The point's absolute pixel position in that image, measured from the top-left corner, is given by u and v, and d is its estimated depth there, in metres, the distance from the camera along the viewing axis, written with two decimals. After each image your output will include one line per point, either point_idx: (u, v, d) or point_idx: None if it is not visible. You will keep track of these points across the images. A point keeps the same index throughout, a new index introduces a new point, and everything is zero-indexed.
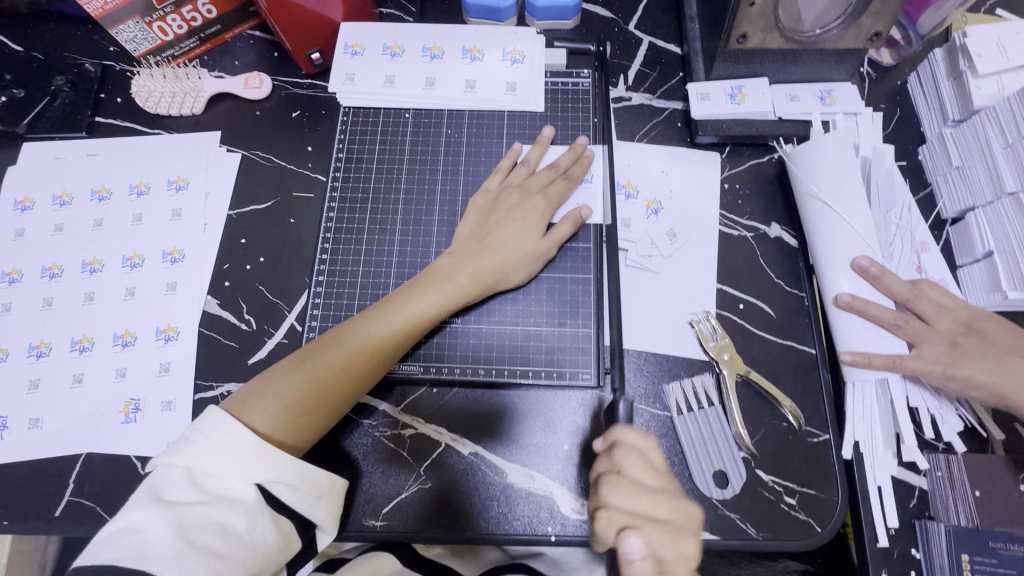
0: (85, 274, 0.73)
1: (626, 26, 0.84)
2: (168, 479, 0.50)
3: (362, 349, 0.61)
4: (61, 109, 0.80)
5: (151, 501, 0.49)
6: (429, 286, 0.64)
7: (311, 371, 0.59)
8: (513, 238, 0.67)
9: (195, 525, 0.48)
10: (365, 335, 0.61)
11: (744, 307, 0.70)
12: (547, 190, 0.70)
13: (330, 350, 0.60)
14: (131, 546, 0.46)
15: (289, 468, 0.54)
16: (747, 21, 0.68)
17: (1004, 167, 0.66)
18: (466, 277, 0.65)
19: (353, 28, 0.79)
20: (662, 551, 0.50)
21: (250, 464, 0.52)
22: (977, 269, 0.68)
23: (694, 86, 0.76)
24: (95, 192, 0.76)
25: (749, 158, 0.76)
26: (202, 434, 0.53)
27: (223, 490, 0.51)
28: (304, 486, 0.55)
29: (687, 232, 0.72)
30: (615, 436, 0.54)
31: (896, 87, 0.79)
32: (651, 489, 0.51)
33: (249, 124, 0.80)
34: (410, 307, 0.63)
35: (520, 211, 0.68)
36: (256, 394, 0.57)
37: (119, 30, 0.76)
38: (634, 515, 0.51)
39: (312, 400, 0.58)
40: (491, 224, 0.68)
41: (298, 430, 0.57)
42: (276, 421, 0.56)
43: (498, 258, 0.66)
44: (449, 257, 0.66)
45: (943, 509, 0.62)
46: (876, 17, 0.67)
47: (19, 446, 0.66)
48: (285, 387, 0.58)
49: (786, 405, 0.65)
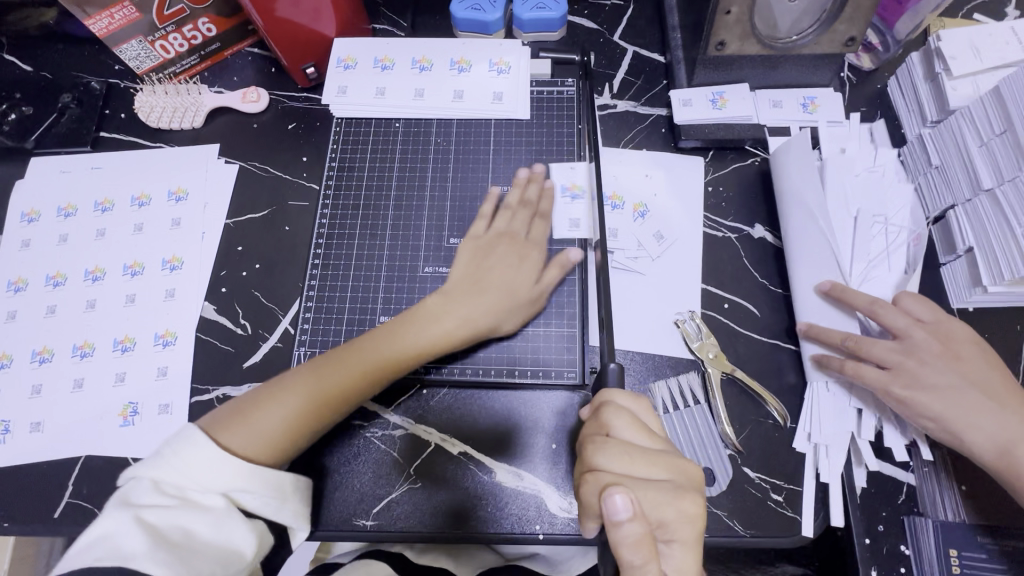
0: (88, 282, 0.75)
1: (610, 37, 0.87)
2: (137, 486, 0.51)
3: (350, 377, 0.62)
4: (67, 125, 0.83)
5: (122, 504, 0.50)
6: (416, 325, 0.65)
7: (293, 398, 0.60)
8: (501, 284, 0.67)
9: (165, 529, 0.49)
10: (348, 367, 0.62)
11: (728, 306, 0.71)
12: (533, 233, 0.71)
13: (312, 381, 0.61)
14: (104, 550, 0.47)
15: (253, 474, 0.54)
16: (724, 29, 0.70)
17: (979, 166, 0.66)
18: (453, 321, 0.65)
19: (346, 42, 0.81)
20: (658, 508, 0.45)
21: (217, 473, 0.53)
22: (958, 265, 0.69)
23: (677, 92, 0.78)
24: (99, 204, 0.79)
25: (732, 161, 0.78)
26: (172, 448, 0.54)
27: (190, 497, 0.51)
28: (268, 489, 0.55)
29: (674, 234, 0.74)
30: (604, 399, 0.53)
31: (876, 91, 0.81)
32: (643, 449, 0.48)
33: (247, 136, 0.83)
34: (404, 342, 0.64)
35: (513, 259, 0.69)
36: (241, 412, 0.59)
37: (123, 49, 0.80)
38: (624, 475, 0.47)
39: (287, 427, 0.59)
40: (492, 258, 0.69)
41: (273, 454, 0.58)
42: (255, 442, 0.57)
43: (491, 298, 0.66)
44: (439, 298, 0.67)
45: (930, 504, 0.62)
46: (850, 23, 0.69)
47: (19, 449, 0.68)
48: (270, 409, 0.59)
49: (771, 403, 0.65)
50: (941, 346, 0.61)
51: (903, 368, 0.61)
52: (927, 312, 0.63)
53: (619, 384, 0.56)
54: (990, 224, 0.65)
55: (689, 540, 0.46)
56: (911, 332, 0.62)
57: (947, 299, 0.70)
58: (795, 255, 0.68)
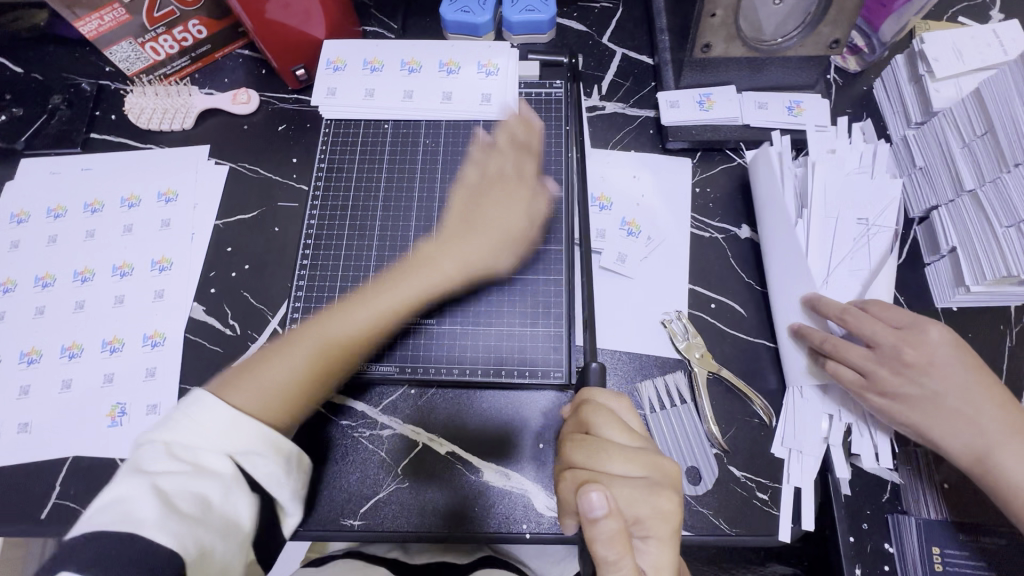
0: (77, 283, 0.75)
1: (599, 39, 0.87)
2: (148, 451, 0.47)
3: (355, 321, 0.62)
4: (58, 127, 0.83)
5: (132, 471, 0.46)
6: (407, 279, 0.65)
7: (301, 354, 0.58)
8: (495, 224, 0.68)
9: (177, 496, 0.45)
10: (346, 319, 0.62)
11: (715, 306, 0.71)
12: (524, 176, 0.71)
13: (320, 335, 0.60)
14: (114, 515, 0.42)
15: (263, 435, 0.50)
16: (710, 31, 0.70)
17: (962, 166, 0.66)
18: (450, 265, 0.66)
19: (335, 45, 0.81)
20: (633, 506, 0.45)
21: (232, 436, 0.49)
22: (941, 265, 0.70)
23: (664, 94, 0.79)
24: (89, 205, 0.79)
25: (719, 162, 0.78)
26: (183, 411, 0.50)
27: (200, 461, 0.47)
28: (282, 460, 0.51)
29: (661, 235, 0.74)
30: (583, 398, 0.54)
31: (862, 93, 0.82)
32: (620, 447, 0.48)
33: (237, 137, 0.83)
34: (404, 281, 0.65)
35: (502, 197, 0.70)
36: (243, 371, 0.55)
37: (113, 51, 0.80)
38: (602, 474, 0.47)
39: (294, 380, 0.56)
40: (482, 202, 0.70)
41: (278, 410, 0.54)
42: (260, 397, 0.53)
43: (487, 241, 0.68)
44: (434, 245, 0.68)
45: (914, 502, 0.62)
46: (834, 25, 0.70)
47: (8, 449, 0.68)
48: (276, 364, 0.57)
49: (756, 401, 0.66)
50: (911, 354, 0.59)
51: (873, 374, 0.59)
52: (901, 319, 0.61)
53: (600, 383, 0.56)
54: (972, 224, 0.65)
55: (665, 537, 0.46)
56: (880, 338, 0.60)
57: (931, 299, 0.71)
58: (779, 254, 0.68)
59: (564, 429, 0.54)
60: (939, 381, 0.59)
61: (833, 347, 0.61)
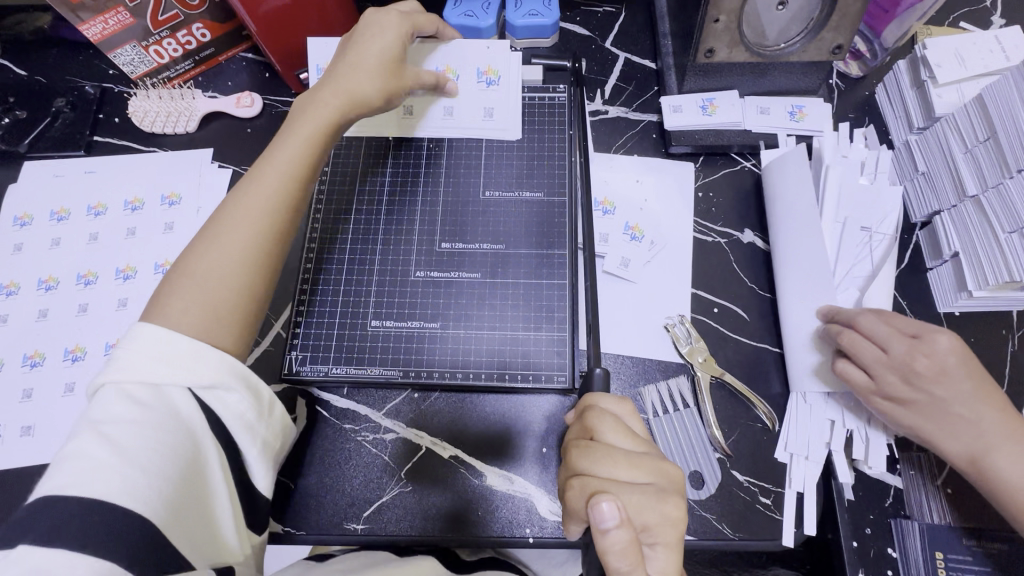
0: (80, 286, 0.75)
1: (602, 43, 0.87)
2: (102, 400, 0.46)
3: (259, 208, 0.56)
4: (62, 130, 0.83)
5: (86, 423, 0.44)
6: (297, 124, 0.62)
7: (222, 247, 0.54)
8: (383, 50, 0.66)
9: (133, 442, 0.43)
10: (247, 194, 0.57)
11: (718, 311, 0.71)
12: (410, 19, 0.69)
13: (234, 221, 0.55)
14: (72, 472, 0.41)
15: (224, 364, 0.50)
16: (713, 37, 0.71)
17: (964, 170, 0.66)
18: (333, 95, 0.63)
19: (322, 48, 0.75)
20: (642, 514, 0.45)
21: (183, 364, 0.49)
22: (944, 270, 0.70)
23: (667, 98, 0.79)
24: (92, 208, 0.79)
25: (723, 166, 0.78)
26: (129, 353, 0.48)
27: (157, 401, 0.46)
28: (248, 396, 0.51)
29: (664, 239, 0.74)
30: (588, 404, 0.53)
31: (865, 98, 0.82)
32: (626, 452, 0.48)
33: (239, 140, 0.83)
34: (293, 141, 0.60)
35: (377, 29, 0.67)
36: (164, 298, 0.52)
37: (117, 54, 0.80)
38: (610, 481, 0.47)
39: (223, 283, 0.53)
40: (350, 50, 0.66)
41: (221, 327, 0.52)
42: (194, 317, 0.51)
43: (369, 70, 0.64)
44: (308, 97, 0.64)
45: (917, 507, 0.62)
46: (837, 31, 0.70)
47: (10, 453, 0.67)
48: (192, 282, 0.52)
49: (759, 406, 0.66)
50: (922, 362, 0.59)
51: (880, 374, 0.59)
52: (911, 327, 0.61)
53: (603, 388, 0.56)
54: (975, 229, 0.65)
55: (671, 543, 0.46)
56: (894, 343, 0.60)
57: (933, 304, 0.71)
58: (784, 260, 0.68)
59: (569, 435, 0.54)
60: (945, 389, 0.59)
61: (848, 342, 0.60)
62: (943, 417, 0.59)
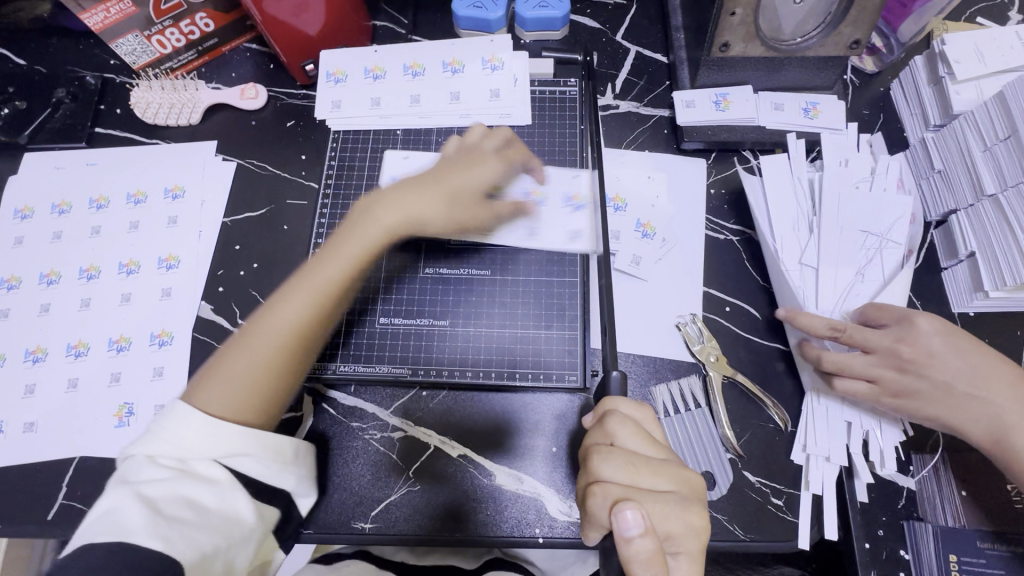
0: (82, 280, 0.74)
1: (613, 36, 0.86)
2: (132, 464, 0.48)
3: (308, 303, 0.57)
4: (62, 121, 0.82)
5: (118, 483, 0.46)
6: (354, 233, 0.61)
7: (264, 339, 0.55)
8: (460, 183, 0.65)
9: (165, 500, 0.45)
10: (300, 289, 0.58)
11: (730, 310, 0.70)
12: (501, 149, 0.69)
13: (283, 316, 0.56)
14: (106, 526, 0.43)
15: (249, 438, 0.51)
16: (729, 30, 0.69)
17: (983, 169, 0.65)
18: (395, 217, 0.62)
19: (400, 158, 0.77)
20: (665, 522, 0.45)
21: (211, 438, 0.50)
22: (960, 269, 0.69)
23: (680, 93, 0.78)
24: (94, 201, 0.78)
25: (735, 163, 0.77)
26: (160, 422, 0.51)
27: (188, 466, 0.48)
28: (269, 454, 0.52)
29: (676, 236, 0.73)
30: (607, 408, 0.52)
31: (879, 94, 0.81)
32: (647, 459, 0.48)
33: (243, 133, 0.82)
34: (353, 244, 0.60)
35: (467, 161, 0.66)
36: (205, 376, 0.54)
37: (119, 44, 0.79)
38: (633, 488, 0.46)
39: (258, 372, 0.54)
40: (437, 170, 0.66)
41: (249, 408, 0.53)
42: (229, 400, 0.52)
43: (447, 191, 0.64)
44: (376, 200, 0.63)
45: (931, 509, 0.62)
46: (855, 26, 0.69)
47: (13, 450, 0.67)
48: (233, 365, 0.54)
49: (771, 407, 0.65)
50: (907, 351, 0.61)
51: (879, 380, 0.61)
52: (880, 316, 0.63)
53: (621, 391, 0.55)
54: (992, 228, 0.64)
55: (693, 550, 0.47)
56: (873, 342, 0.62)
57: (948, 304, 0.70)
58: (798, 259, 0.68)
59: (585, 438, 0.52)
60: (939, 368, 0.61)
61: (834, 363, 0.61)
62: (955, 399, 0.60)
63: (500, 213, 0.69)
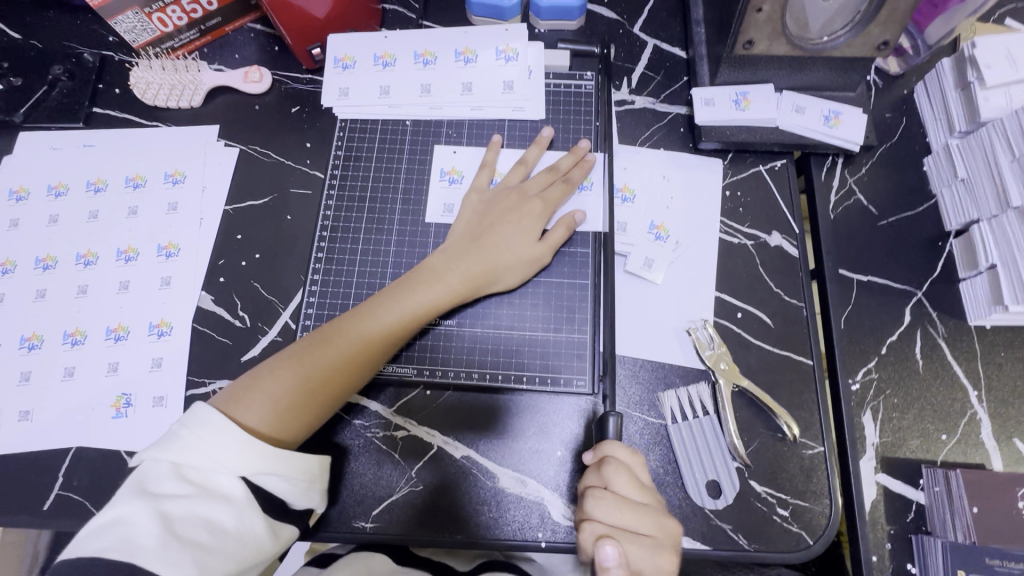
0: (79, 266, 0.72)
1: (631, 28, 0.83)
2: (155, 472, 0.48)
3: (359, 342, 0.60)
4: (59, 100, 0.79)
5: (138, 492, 0.47)
6: (418, 287, 0.64)
7: (310, 366, 0.58)
8: (514, 238, 0.67)
9: (182, 519, 0.46)
10: (361, 330, 0.61)
11: (741, 316, 0.69)
12: (545, 193, 0.69)
13: (334, 350, 0.59)
14: (115, 538, 0.44)
15: (274, 457, 0.52)
16: (754, 27, 0.67)
17: (1009, 179, 0.64)
18: (457, 276, 0.65)
19: (449, 153, 0.75)
20: (640, 565, 0.48)
21: (237, 454, 0.51)
22: (979, 281, 0.68)
23: (698, 91, 0.75)
24: (91, 184, 0.76)
25: (751, 165, 0.75)
26: (190, 429, 0.51)
27: (210, 482, 0.49)
28: (295, 473, 0.54)
29: (689, 239, 0.72)
30: (605, 451, 0.53)
31: (903, 96, 0.79)
32: (634, 505, 0.50)
33: (247, 118, 0.79)
34: (409, 298, 0.63)
35: (516, 212, 0.68)
36: (245, 389, 0.56)
37: (119, 20, 0.75)
38: (618, 529, 0.49)
39: (306, 396, 0.57)
40: (486, 223, 0.68)
41: (282, 428, 0.56)
42: (264, 417, 0.55)
43: (500, 251, 0.66)
44: (440, 257, 0.66)
45: (940, 524, 0.62)
46: (885, 26, 0.66)
47: (8, 439, 0.65)
48: (274, 384, 0.57)
49: (781, 417, 0.64)
50: None
51: None
52: None
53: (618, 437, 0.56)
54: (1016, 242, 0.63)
55: None
56: None
57: (964, 315, 0.69)
58: None
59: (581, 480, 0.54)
60: None
61: None
62: None
63: (557, 246, 0.68)
